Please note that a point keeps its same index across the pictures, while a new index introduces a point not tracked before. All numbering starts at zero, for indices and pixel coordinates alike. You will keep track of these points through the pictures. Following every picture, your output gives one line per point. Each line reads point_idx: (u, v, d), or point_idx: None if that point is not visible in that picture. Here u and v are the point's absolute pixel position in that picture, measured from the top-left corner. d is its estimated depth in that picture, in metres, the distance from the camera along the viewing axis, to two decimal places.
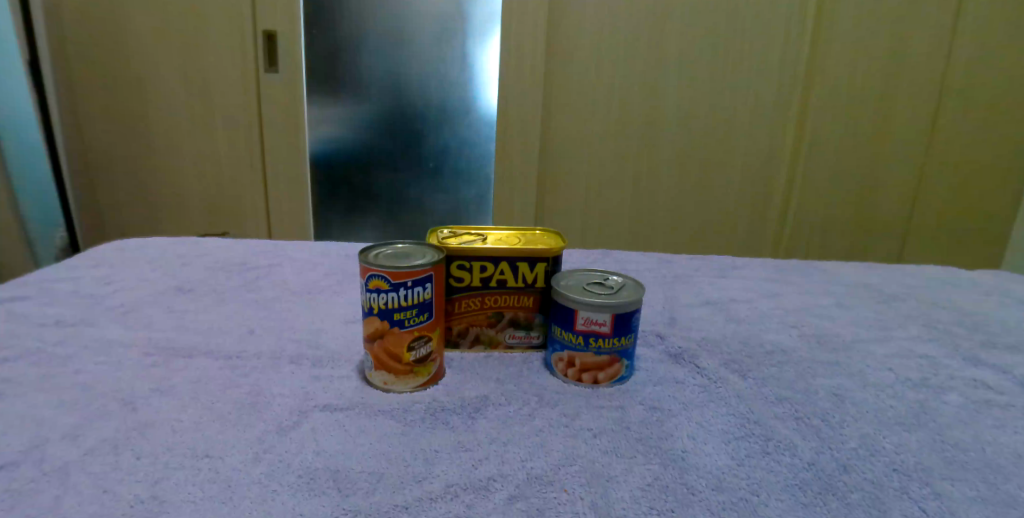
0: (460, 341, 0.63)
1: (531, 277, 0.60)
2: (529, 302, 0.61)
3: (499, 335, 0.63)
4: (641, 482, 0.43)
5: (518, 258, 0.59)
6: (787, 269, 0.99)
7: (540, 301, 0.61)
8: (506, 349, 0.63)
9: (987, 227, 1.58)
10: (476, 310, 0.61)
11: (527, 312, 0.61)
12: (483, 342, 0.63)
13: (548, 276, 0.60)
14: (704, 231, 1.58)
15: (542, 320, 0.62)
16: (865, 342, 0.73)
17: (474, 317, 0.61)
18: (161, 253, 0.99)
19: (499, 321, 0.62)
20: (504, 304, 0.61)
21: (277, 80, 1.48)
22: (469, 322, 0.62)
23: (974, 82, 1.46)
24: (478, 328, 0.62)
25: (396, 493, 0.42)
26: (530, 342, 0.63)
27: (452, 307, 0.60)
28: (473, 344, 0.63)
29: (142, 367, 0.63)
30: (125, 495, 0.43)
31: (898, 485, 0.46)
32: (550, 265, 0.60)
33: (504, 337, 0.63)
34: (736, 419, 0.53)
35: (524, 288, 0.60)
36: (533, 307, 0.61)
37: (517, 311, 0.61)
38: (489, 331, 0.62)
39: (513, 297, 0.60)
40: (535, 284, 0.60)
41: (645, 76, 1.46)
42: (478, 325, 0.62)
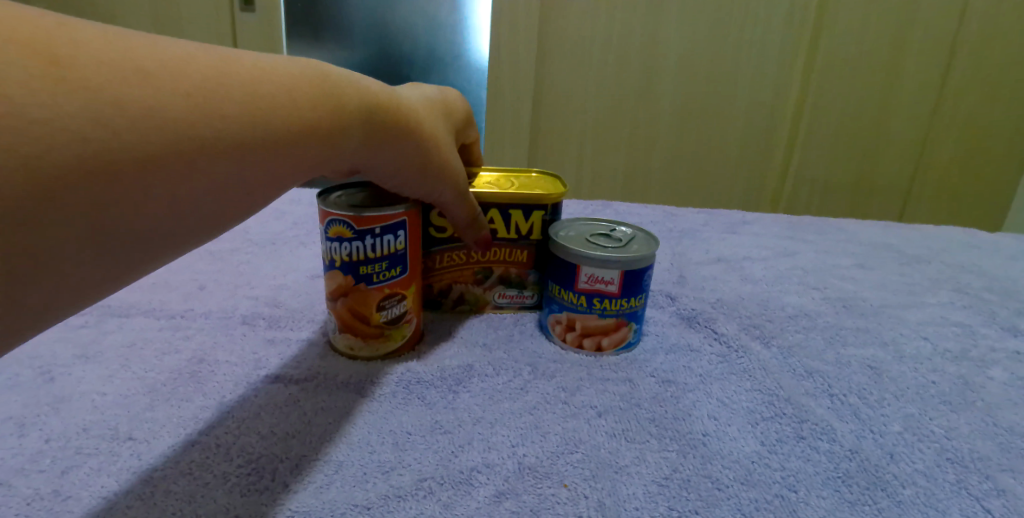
0: (443, 300, 0.54)
1: (526, 228, 0.51)
2: (522, 257, 0.52)
3: (487, 294, 0.54)
4: (656, 475, 0.36)
5: (511, 205, 0.50)
6: (802, 226, 0.91)
7: (535, 256, 0.52)
8: (495, 310, 0.55)
9: (994, 188, 1.50)
10: (461, 264, 0.52)
11: (520, 269, 0.53)
12: (468, 303, 0.54)
13: (546, 226, 0.51)
14: (699, 187, 1.50)
15: (538, 278, 0.54)
16: (894, 308, 0.66)
17: (458, 274, 0.53)
18: None
19: (487, 279, 0.53)
20: (493, 260, 0.52)
21: (253, 19, 1.36)
22: (452, 278, 0.53)
23: (994, 30, 1.34)
24: (463, 286, 0.54)
25: (357, 489, 0.34)
26: (523, 302, 0.55)
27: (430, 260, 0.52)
28: (457, 305, 0.55)
29: (69, 327, 0.54)
30: (22, 490, 0.35)
31: (954, 478, 0.39)
32: (548, 215, 0.51)
33: (493, 297, 0.54)
34: (762, 396, 0.45)
35: (517, 241, 0.51)
36: (527, 263, 0.53)
37: (508, 268, 0.53)
38: (476, 290, 0.54)
39: (504, 249, 0.52)
40: (530, 236, 0.51)
41: (644, 19, 1.32)
42: (463, 282, 0.53)
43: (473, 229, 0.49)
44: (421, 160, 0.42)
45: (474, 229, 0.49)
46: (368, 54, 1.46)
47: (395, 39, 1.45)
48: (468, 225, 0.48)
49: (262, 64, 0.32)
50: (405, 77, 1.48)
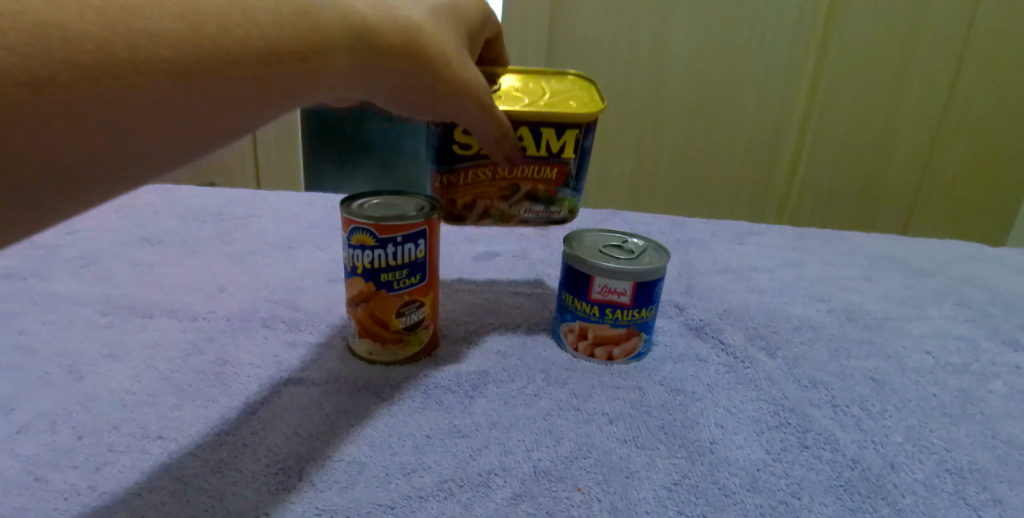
0: (466, 216, 0.55)
1: (557, 146, 0.52)
2: (551, 174, 0.53)
3: (512, 211, 0.55)
4: (665, 480, 0.37)
5: (544, 122, 0.50)
6: (808, 237, 0.92)
7: (564, 174, 0.53)
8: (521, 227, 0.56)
9: (999, 200, 1.52)
10: (486, 180, 0.53)
11: (549, 186, 0.54)
12: (492, 217, 0.55)
13: (578, 143, 0.52)
14: (706, 194, 1.51)
15: (567, 195, 0.54)
16: (898, 320, 0.67)
17: (484, 189, 0.53)
18: (128, 200, 0.90)
19: (513, 196, 0.54)
20: (520, 176, 0.53)
21: None
22: (476, 195, 0.54)
23: (1004, 42, 1.35)
24: (488, 202, 0.54)
25: (380, 490, 0.36)
26: (551, 218, 0.55)
27: (454, 173, 0.52)
28: (481, 219, 0.55)
29: (95, 327, 0.56)
30: (58, 484, 0.37)
31: (953, 489, 0.40)
32: (581, 133, 0.52)
33: (519, 214, 0.55)
34: (768, 405, 0.46)
35: (547, 158, 0.52)
36: (556, 180, 0.54)
37: (537, 185, 0.53)
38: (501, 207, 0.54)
39: (533, 167, 0.53)
40: (561, 154, 0.52)
41: (655, 27, 1.33)
42: (489, 198, 0.54)
43: (503, 144, 0.49)
44: (429, 87, 0.42)
45: (499, 145, 0.49)
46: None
47: None
48: (496, 141, 0.49)
49: None
50: None
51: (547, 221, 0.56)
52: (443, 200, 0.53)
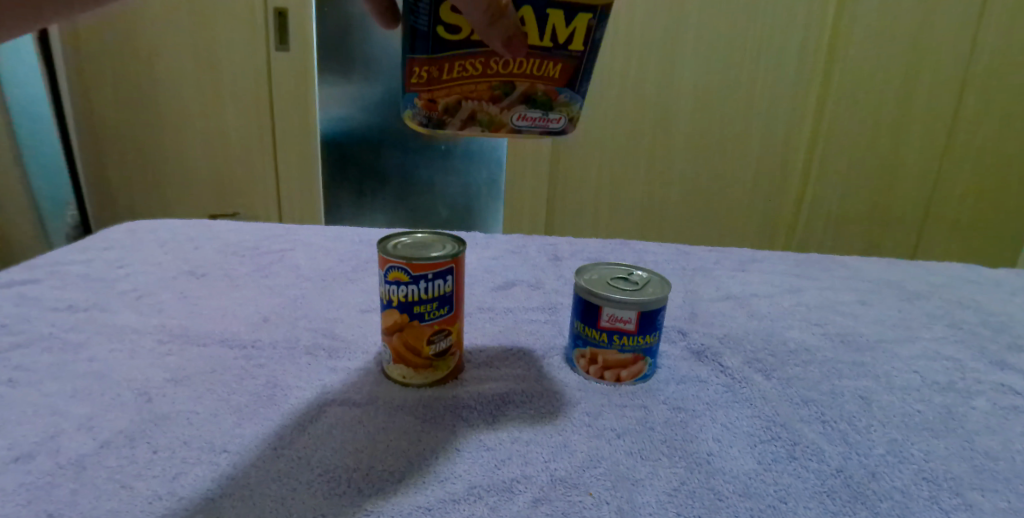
0: (452, 117, 0.56)
1: (563, 36, 0.53)
2: (552, 71, 0.55)
3: (504, 116, 0.56)
4: (666, 487, 0.43)
5: (552, 6, 0.52)
6: (808, 263, 0.97)
7: (564, 71, 0.55)
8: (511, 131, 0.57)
9: (1005, 223, 1.54)
10: (478, 78, 0.55)
11: (548, 84, 0.55)
12: (481, 122, 0.57)
13: (586, 33, 0.54)
14: (714, 220, 1.56)
15: (565, 97, 0.57)
16: (889, 342, 0.71)
17: (474, 88, 0.55)
18: (172, 235, 0.98)
19: (507, 97, 0.56)
20: (516, 74, 0.55)
21: (286, 58, 1.45)
22: (468, 93, 0.55)
23: (1001, 70, 1.40)
24: (479, 100, 0.55)
25: (418, 495, 0.41)
26: (543, 123, 0.57)
27: (442, 70, 0.54)
28: (469, 124, 0.57)
29: (156, 355, 0.63)
30: (142, 491, 0.43)
31: (928, 494, 0.45)
32: (589, 21, 0.53)
33: (511, 118, 0.57)
34: (761, 421, 0.52)
35: (552, 50, 0.54)
36: (556, 78, 0.55)
37: (535, 84, 0.55)
38: (492, 110, 0.56)
39: (534, 63, 0.54)
40: (565, 46, 0.54)
41: (662, 63, 1.40)
42: (478, 98, 0.55)
43: (498, 26, 0.50)
44: None
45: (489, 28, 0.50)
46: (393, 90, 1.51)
47: None
48: (489, 22, 0.50)
49: None
50: None
51: (538, 127, 0.58)
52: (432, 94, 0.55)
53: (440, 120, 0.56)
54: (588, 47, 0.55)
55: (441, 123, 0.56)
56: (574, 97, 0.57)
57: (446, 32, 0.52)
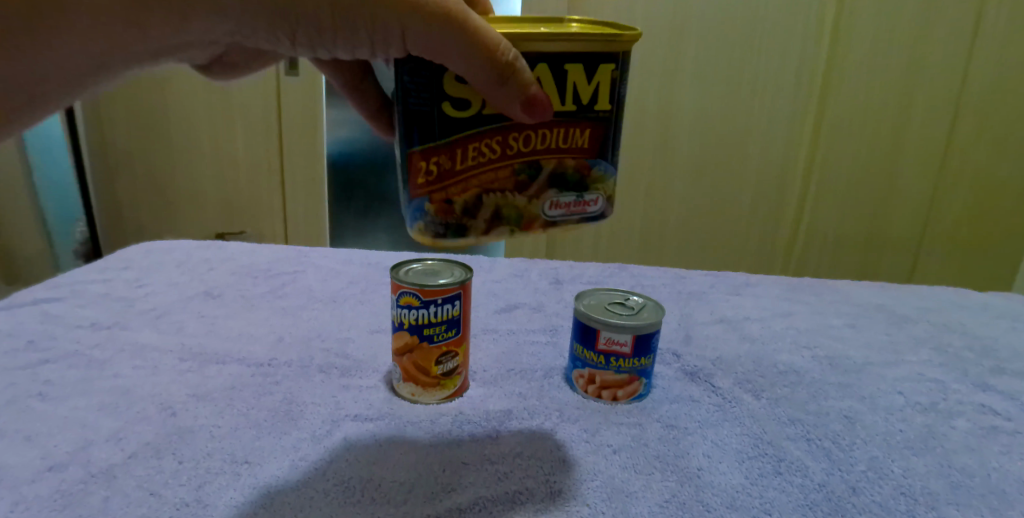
0: (474, 218, 0.46)
1: (585, 95, 0.45)
2: (581, 140, 0.47)
3: (534, 206, 0.47)
4: (658, 498, 0.46)
5: (569, 59, 0.44)
6: (800, 286, 1.00)
7: (594, 138, 0.47)
8: (546, 228, 0.48)
9: (999, 248, 1.57)
10: (496, 162, 0.45)
11: (578, 157, 0.47)
12: (509, 219, 0.47)
13: (612, 87, 0.46)
14: (712, 243, 1.60)
15: (600, 169, 0.48)
16: (875, 365, 0.74)
17: (494, 177, 0.46)
18: (188, 256, 1.02)
19: (535, 181, 0.46)
20: (540, 150, 0.46)
21: (296, 82, 1.49)
22: (486, 185, 0.46)
23: (992, 100, 1.45)
24: (502, 193, 0.46)
25: (427, 504, 0.45)
26: (581, 208, 0.48)
27: (452, 161, 0.44)
28: (495, 223, 0.46)
29: (178, 372, 0.66)
30: (170, 498, 0.46)
31: (905, 507, 0.48)
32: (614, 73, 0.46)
33: (542, 208, 0.47)
34: (749, 439, 0.55)
35: (576, 115, 0.46)
36: (586, 148, 0.47)
37: (564, 160, 0.47)
38: (519, 200, 0.46)
39: (558, 131, 0.46)
40: (591, 106, 0.46)
41: (662, 91, 1.46)
42: (500, 189, 0.46)
43: (512, 86, 0.42)
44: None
45: (501, 83, 0.41)
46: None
47: None
48: (499, 84, 0.41)
49: None
50: None
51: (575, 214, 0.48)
52: (445, 193, 0.45)
53: (461, 226, 0.46)
54: (614, 104, 0.46)
55: (463, 232, 0.46)
56: (610, 169, 0.48)
57: (449, 104, 0.43)
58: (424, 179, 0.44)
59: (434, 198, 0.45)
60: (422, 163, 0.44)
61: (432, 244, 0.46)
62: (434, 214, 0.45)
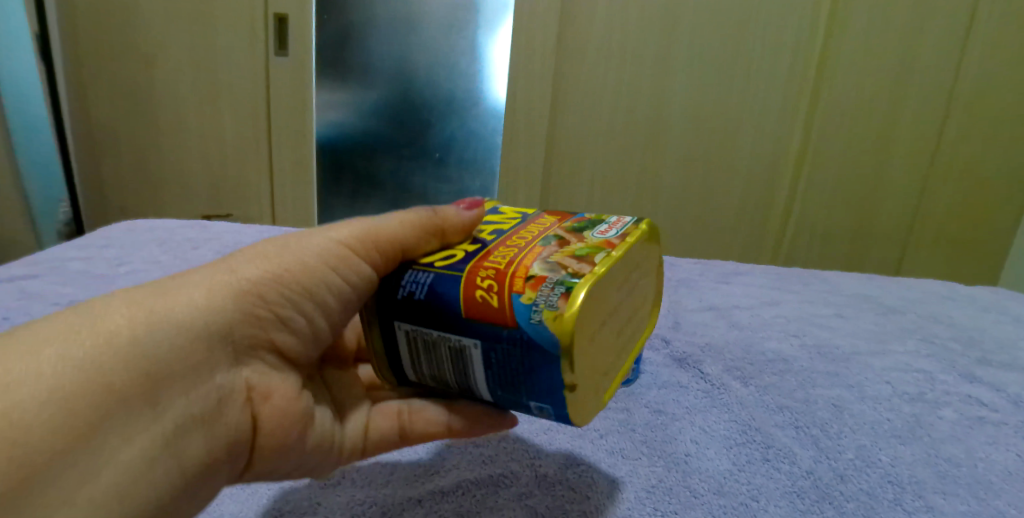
0: (567, 265, 0.35)
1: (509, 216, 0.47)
2: (548, 220, 0.45)
3: (588, 239, 0.39)
4: (644, 484, 0.46)
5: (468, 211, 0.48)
6: (789, 276, 0.99)
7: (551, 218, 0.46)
8: (617, 240, 0.39)
9: (986, 242, 1.58)
10: (526, 246, 0.38)
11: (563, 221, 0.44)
12: (585, 253, 0.37)
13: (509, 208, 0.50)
14: (702, 234, 1.59)
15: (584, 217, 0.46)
16: (863, 354, 0.73)
17: (534, 251, 0.38)
18: (171, 234, 0.99)
19: (564, 236, 0.40)
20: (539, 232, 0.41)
21: (285, 63, 1.47)
22: (536, 256, 0.37)
23: (983, 95, 1.45)
24: (554, 251, 0.38)
25: (409, 487, 0.45)
26: (612, 225, 0.42)
27: (486, 269, 0.36)
28: (583, 259, 0.36)
29: None
30: None
31: (892, 496, 0.48)
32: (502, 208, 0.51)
33: (597, 238, 0.40)
34: (737, 425, 0.55)
35: (521, 218, 0.46)
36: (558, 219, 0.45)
37: (558, 225, 0.43)
38: (576, 245, 0.38)
39: (531, 227, 0.43)
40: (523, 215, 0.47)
41: (656, 79, 1.44)
42: (549, 250, 0.38)
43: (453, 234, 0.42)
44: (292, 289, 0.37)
45: (446, 236, 0.42)
46: (390, 95, 1.52)
47: (416, 85, 1.52)
48: (444, 239, 0.41)
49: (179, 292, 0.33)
50: (427, 122, 1.55)
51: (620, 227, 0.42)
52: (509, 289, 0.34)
53: (567, 274, 0.34)
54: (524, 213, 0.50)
55: (573, 275, 0.34)
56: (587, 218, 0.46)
57: (437, 262, 0.39)
58: (496, 295, 0.35)
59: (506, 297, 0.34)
60: (475, 303, 0.35)
61: (572, 305, 0.32)
62: (537, 297, 0.33)
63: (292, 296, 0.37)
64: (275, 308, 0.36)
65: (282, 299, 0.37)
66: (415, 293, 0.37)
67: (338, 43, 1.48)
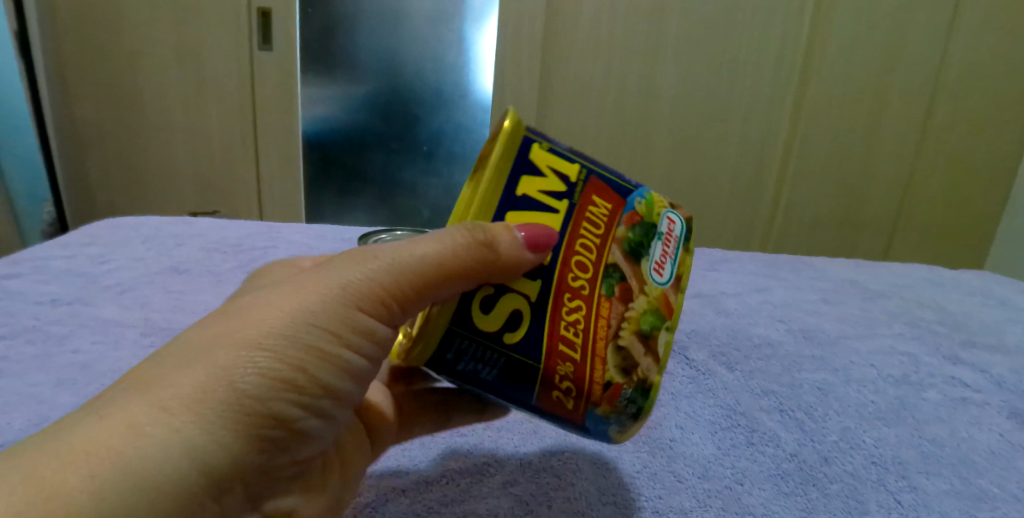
0: (637, 366, 0.37)
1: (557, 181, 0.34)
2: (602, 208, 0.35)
3: (646, 294, 0.37)
4: (630, 469, 0.46)
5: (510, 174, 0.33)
6: (776, 263, 0.99)
7: (600, 187, 0.35)
8: (670, 295, 0.39)
9: (971, 227, 1.59)
10: (590, 300, 0.34)
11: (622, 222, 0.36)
12: (647, 329, 0.37)
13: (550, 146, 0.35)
14: (692, 223, 1.59)
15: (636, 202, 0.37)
16: (849, 338, 0.73)
17: (602, 326, 0.35)
18: (154, 231, 0.98)
19: (625, 281, 0.36)
20: (603, 251, 0.35)
21: (270, 57, 1.45)
22: (609, 342, 0.35)
23: (969, 80, 1.45)
24: (624, 329, 0.36)
25: (392, 476, 0.45)
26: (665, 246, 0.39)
27: (561, 353, 0.34)
28: (648, 350, 0.38)
29: (140, 347, 0.64)
30: None
31: (875, 477, 0.48)
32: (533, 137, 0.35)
33: (654, 283, 0.38)
34: (722, 410, 0.55)
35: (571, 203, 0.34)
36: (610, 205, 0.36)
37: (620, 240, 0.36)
38: (637, 305, 0.37)
39: (589, 232, 0.34)
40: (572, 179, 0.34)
41: (643, 68, 1.44)
42: (616, 323, 0.35)
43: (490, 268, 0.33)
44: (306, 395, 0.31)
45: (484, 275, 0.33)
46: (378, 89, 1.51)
47: (403, 78, 1.51)
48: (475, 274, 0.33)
49: (120, 392, 0.28)
50: (416, 117, 1.54)
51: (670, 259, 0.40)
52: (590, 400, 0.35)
53: (637, 382, 0.37)
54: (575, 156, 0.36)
55: (643, 382, 0.37)
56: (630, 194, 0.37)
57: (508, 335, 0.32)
58: (572, 401, 0.35)
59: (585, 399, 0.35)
60: (553, 403, 0.35)
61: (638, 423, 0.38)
62: (615, 413, 0.36)
63: (313, 406, 0.31)
64: (293, 426, 0.31)
65: (291, 367, 0.30)
66: (481, 372, 0.33)
67: (323, 36, 1.46)
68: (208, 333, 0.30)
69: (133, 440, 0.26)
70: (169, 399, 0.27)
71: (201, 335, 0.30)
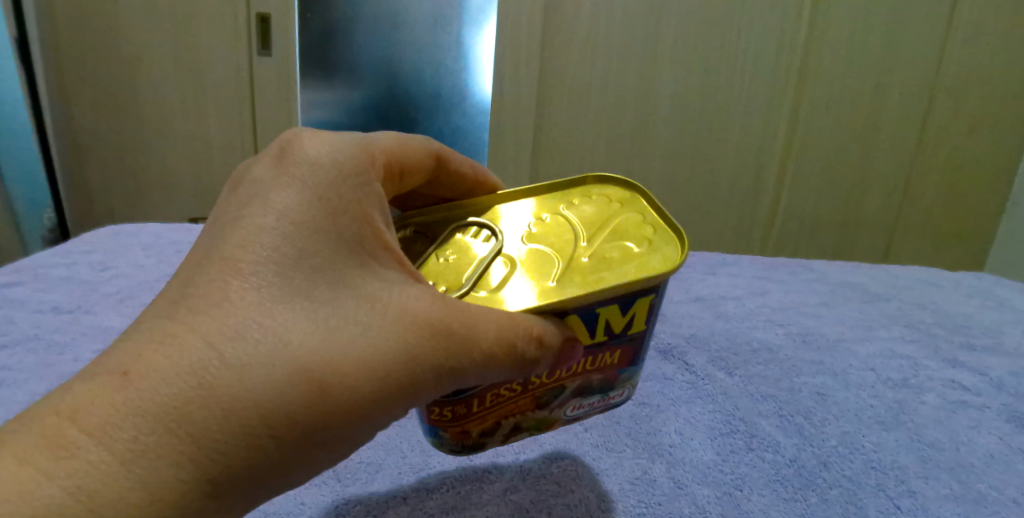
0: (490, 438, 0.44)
1: (618, 325, 0.42)
2: (609, 359, 0.43)
3: (554, 414, 0.45)
4: (629, 476, 0.46)
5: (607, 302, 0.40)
6: (776, 266, 1.00)
7: (626, 355, 0.44)
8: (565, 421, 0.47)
9: (971, 227, 1.59)
10: (522, 391, 0.42)
11: (605, 375, 0.44)
12: (528, 428, 0.45)
13: (648, 312, 0.42)
14: (692, 225, 1.59)
15: (627, 376, 0.46)
16: (848, 342, 0.74)
17: (513, 405, 0.42)
18: (154, 237, 0.98)
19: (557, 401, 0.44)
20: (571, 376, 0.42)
21: (269, 62, 1.45)
22: (505, 413, 0.42)
23: (967, 80, 1.45)
24: (519, 417, 0.43)
25: (394, 484, 0.45)
26: (610, 402, 0.48)
27: (481, 402, 0.41)
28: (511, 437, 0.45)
29: None
30: None
31: (874, 482, 0.48)
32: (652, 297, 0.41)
33: (563, 413, 0.45)
34: (721, 415, 0.55)
35: (605, 342, 0.42)
36: (614, 363, 0.44)
37: (590, 378, 0.44)
38: (538, 413, 0.44)
39: (585, 359, 0.42)
40: (627, 332, 0.42)
41: (642, 71, 1.44)
42: (520, 411, 0.43)
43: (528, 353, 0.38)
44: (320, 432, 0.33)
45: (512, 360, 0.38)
46: (376, 93, 1.52)
47: (402, 82, 1.53)
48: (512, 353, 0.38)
49: (107, 390, 0.30)
50: (413, 119, 1.56)
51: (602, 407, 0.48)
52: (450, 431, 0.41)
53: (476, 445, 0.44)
54: (649, 324, 0.43)
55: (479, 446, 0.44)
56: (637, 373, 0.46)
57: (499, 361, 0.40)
58: (434, 414, 0.40)
59: (458, 430, 0.42)
60: (432, 416, 0.41)
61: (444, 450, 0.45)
62: (448, 442, 0.43)
63: (311, 437, 0.33)
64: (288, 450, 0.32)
65: (318, 414, 0.33)
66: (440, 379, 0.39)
67: (322, 41, 1.47)
68: (256, 371, 0.32)
69: (118, 463, 0.28)
70: (150, 404, 0.30)
71: (216, 362, 0.31)
